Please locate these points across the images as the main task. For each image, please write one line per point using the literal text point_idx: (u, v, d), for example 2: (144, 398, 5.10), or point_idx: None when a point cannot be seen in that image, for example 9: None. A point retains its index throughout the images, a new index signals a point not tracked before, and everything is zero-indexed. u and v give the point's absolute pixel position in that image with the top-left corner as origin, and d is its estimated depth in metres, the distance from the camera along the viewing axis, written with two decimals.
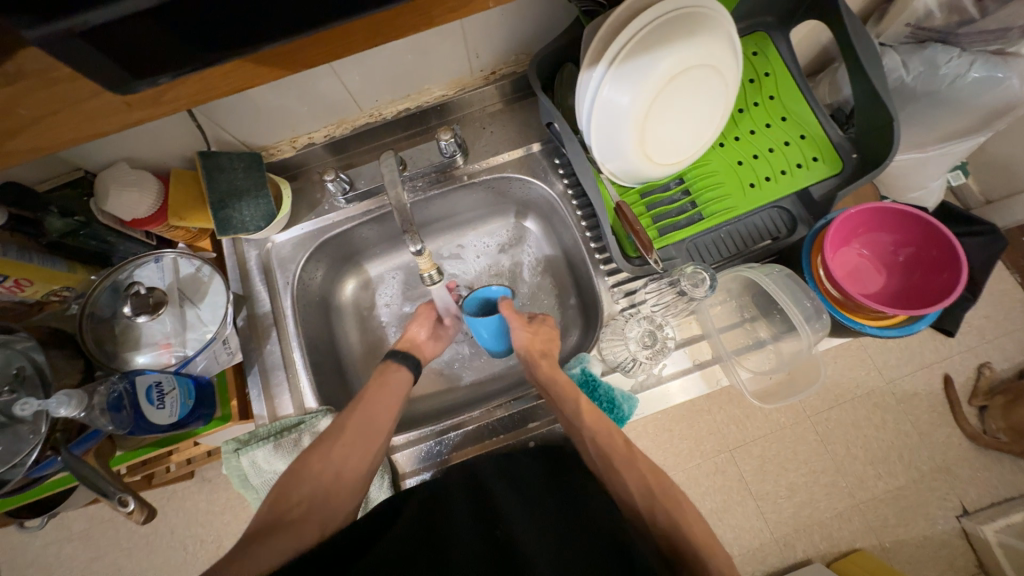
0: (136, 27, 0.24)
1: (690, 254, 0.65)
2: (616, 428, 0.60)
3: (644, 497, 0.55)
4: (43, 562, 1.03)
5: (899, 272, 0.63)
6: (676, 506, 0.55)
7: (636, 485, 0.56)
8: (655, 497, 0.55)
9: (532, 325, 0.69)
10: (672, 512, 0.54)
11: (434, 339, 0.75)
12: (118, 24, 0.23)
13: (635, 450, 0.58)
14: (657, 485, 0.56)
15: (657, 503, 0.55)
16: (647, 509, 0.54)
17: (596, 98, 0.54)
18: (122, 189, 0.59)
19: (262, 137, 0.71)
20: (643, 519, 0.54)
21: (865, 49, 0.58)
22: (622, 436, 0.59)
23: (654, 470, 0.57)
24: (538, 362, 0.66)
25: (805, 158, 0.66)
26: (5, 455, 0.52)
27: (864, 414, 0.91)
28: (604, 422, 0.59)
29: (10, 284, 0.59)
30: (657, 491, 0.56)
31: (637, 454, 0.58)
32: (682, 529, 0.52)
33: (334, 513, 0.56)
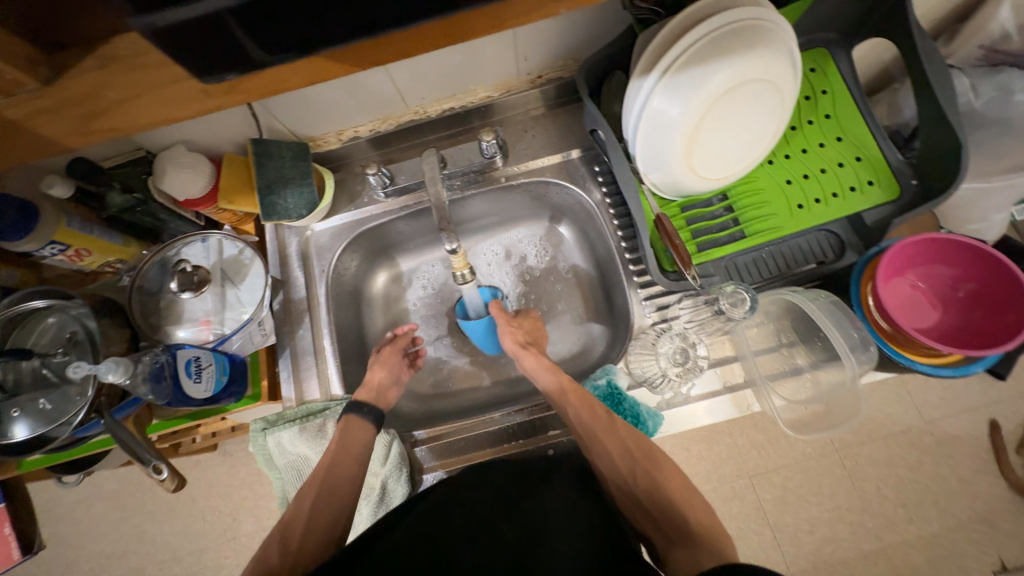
0: (216, 25, 0.25)
1: (728, 272, 0.63)
2: (599, 402, 0.59)
3: (625, 459, 0.54)
4: (74, 516, 1.08)
5: (957, 309, 0.59)
6: (655, 464, 0.54)
7: (616, 448, 0.55)
8: (636, 458, 0.54)
9: (514, 321, 0.71)
10: (652, 473, 0.53)
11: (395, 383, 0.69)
12: (200, 22, 0.24)
13: (617, 424, 0.57)
14: (637, 449, 0.55)
15: (638, 465, 0.54)
16: (629, 470, 0.54)
17: (645, 108, 0.53)
18: (178, 170, 0.62)
19: (310, 128, 0.72)
20: (627, 485, 0.54)
21: (936, 71, 0.55)
22: (602, 408, 0.58)
23: (635, 434, 0.56)
24: (523, 355, 0.66)
25: (859, 181, 0.63)
26: (54, 413, 0.55)
27: (898, 453, 0.86)
28: (589, 401, 0.59)
29: (70, 252, 0.63)
30: (637, 454, 0.54)
31: (616, 423, 0.57)
32: (664, 488, 0.52)
33: (332, 489, 0.58)
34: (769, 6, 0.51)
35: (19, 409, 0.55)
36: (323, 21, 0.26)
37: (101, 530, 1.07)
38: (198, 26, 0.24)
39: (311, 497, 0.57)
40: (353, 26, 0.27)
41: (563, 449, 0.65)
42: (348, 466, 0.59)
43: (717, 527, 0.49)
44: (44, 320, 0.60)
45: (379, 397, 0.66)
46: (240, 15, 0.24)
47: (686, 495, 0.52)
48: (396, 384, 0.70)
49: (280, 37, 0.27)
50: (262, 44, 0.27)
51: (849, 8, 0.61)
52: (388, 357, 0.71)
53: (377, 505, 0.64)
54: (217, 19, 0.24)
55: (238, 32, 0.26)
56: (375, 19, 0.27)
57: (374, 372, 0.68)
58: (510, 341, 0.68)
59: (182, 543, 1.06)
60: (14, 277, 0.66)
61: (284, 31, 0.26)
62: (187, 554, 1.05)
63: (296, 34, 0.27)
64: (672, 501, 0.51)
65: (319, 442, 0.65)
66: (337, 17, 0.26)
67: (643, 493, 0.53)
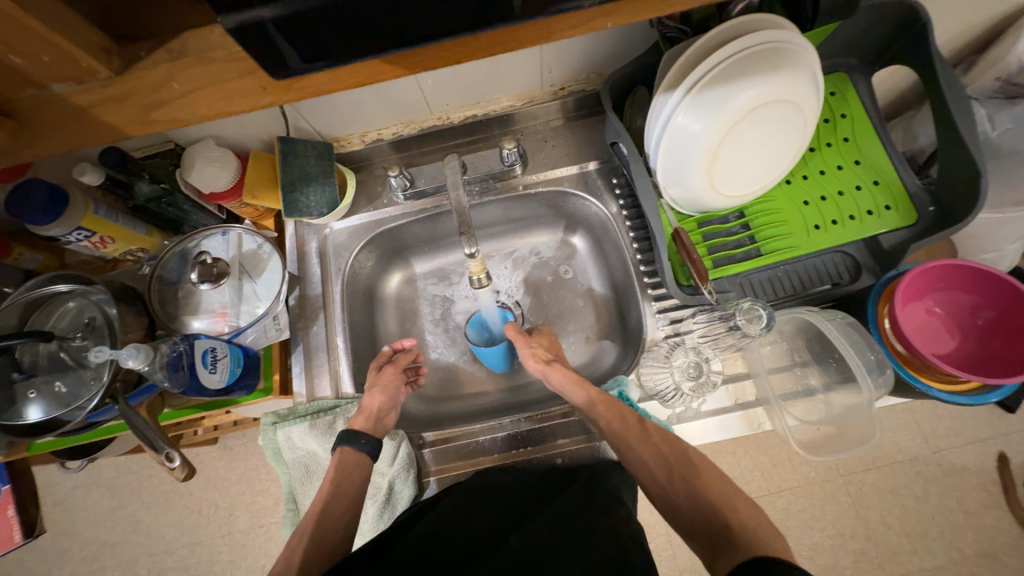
0: (285, 28, 0.26)
1: (743, 289, 0.64)
2: (626, 407, 0.60)
3: (663, 468, 0.54)
4: (71, 503, 1.08)
5: (975, 336, 0.59)
6: (697, 474, 0.53)
7: (653, 458, 0.55)
8: (674, 467, 0.54)
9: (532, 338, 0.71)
10: (694, 479, 0.52)
11: (392, 404, 0.67)
12: (273, 24, 0.25)
13: (650, 430, 0.57)
14: (676, 461, 0.54)
15: (677, 474, 0.53)
16: (669, 481, 0.53)
17: (669, 124, 0.54)
18: (207, 163, 0.64)
19: (335, 129, 0.74)
20: (670, 494, 0.52)
21: (957, 99, 0.56)
22: (631, 415, 0.59)
23: (670, 440, 0.56)
24: (548, 371, 0.66)
25: (876, 205, 0.63)
26: (68, 397, 0.56)
27: (904, 482, 0.85)
28: (616, 409, 0.60)
29: (95, 239, 0.64)
30: (676, 463, 0.54)
31: (650, 430, 0.57)
32: (708, 494, 0.50)
33: (343, 484, 0.59)
34: (795, 30, 0.51)
35: (36, 391, 0.56)
36: (385, 28, 0.27)
37: (97, 519, 1.07)
38: (272, 27, 0.25)
39: (319, 493, 0.58)
40: (413, 34, 0.28)
41: (572, 458, 0.64)
42: (358, 460, 0.60)
43: (764, 530, 0.46)
44: (64, 304, 0.61)
45: (377, 425, 0.64)
46: (311, 17, 0.25)
47: (730, 500, 0.50)
48: (394, 406, 0.68)
49: (344, 41, 0.28)
50: (326, 47, 0.28)
51: (871, 35, 0.62)
52: (388, 378, 0.69)
53: (384, 508, 0.64)
54: (290, 20, 0.25)
55: (305, 33, 0.26)
56: (434, 29, 0.28)
57: (372, 396, 0.66)
58: (532, 359, 0.68)
59: (176, 536, 1.05)
60: (37, 263, 0.70)
61: (347, 35, 0.27)
62: (180, 548, 1.05)
63: (359, 39, 0.28)
64: (716, 505, 0.49)
65: (329, 440, 0.66)
66: (399, 24, 0.27)
67: (686, 502, 0.51)
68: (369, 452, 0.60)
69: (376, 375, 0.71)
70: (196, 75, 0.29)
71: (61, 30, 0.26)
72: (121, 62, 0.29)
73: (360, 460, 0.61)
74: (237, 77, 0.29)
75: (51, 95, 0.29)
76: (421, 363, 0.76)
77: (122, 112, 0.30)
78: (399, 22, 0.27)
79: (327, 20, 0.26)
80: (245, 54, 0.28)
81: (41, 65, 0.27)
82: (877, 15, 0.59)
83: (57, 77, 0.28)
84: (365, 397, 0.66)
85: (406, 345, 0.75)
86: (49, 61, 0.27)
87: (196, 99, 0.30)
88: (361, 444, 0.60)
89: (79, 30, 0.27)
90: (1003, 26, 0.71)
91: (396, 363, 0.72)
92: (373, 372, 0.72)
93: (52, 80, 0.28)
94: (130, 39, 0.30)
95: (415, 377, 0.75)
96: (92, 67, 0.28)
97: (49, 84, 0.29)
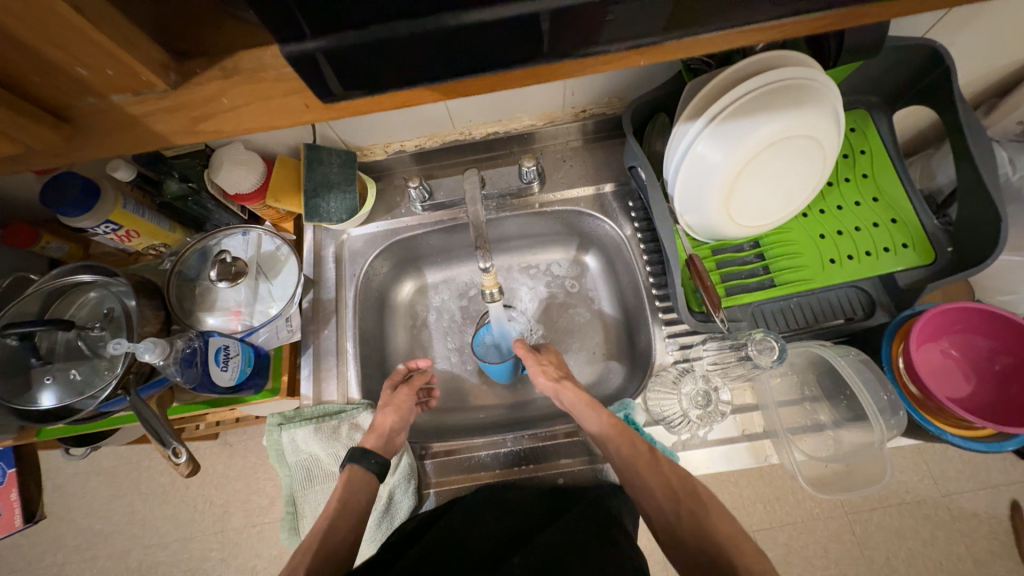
0: (336, 57, 0.27)
1: (755, 319, 0.63)
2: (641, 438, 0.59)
3: (670, 500, 0.54)
4: (69, 489, 1.09)
5: (993, 382, 0.58)
6: (702, 507, 0.53)
7: (660, 485, 0.55)
8: (680, 495, 0.54)
9: (541, 355, 0.71)
10: (699, 514, 0.52)
11: (403, 420, 0.66)
12: (323, 53, 0.26)
13: (660, 458, 0.57)
14: (684, 491, 0.54)
15: (680, 504, 0.54)
16: (673, 511, 0.53)
17: (689, 152, 0.55)
18: (233, 165, 0.65)
19: (359, 138, 0.76)
20: (675, 526, 0.53)
21: (978, 143, 0.56)
22: (642, 443, 0.58)
23: (680, 473, 0.56)
24: (561, 388, 0.66)
25: (893, 243, 0.63)
26: (82, 385, 0.57)
27: (911, 525, 0.83)
28: (627, 434, 0.59)
29: (121, 233, 0.66)
30: (682, 492, 0.54)
31: (660, 459, 0.57)
32: (711, 531, 0.51)
33: (344, 499, 0.59)
34: (817, 68, 0.52)
35: (52, 376, 0.57)
36: (426, 61, 0.29)
37: (94, 507, 1.08)
38: (323, 55, 0.26)
39: (327, 511, 0.58)
40: (451, 66, 0.29)
41: (574, 478, 0.64)
42: (368, 478, 0.60)
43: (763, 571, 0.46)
44: (85, 293, 0.63)
45: (388, 445, 0.63)
46: (359, 49, 0.27)
47: (735, 539, 0.49)
48: (405, 427, 0.67)
49: (388, 73, 0.29)
50: (369, 77, 0.29)
51: (893, 75, 0.63)
52: (403, 398, 0.68)
53: (383, 517, 0.64)
54: (340, 51, 0.27)
55: (352, 64, 0.28)
56: (473, 62, 0.29)
57: (386, 413, 0.65)
58: (542, 377, 0.68)
59: (169, 530, 1.05)
60: (63, 252, 0.72)
61: (391, 67, 0.29)
62: (172, 542, 1.05)
63: (402, 72, 0.29)
64: (717, 543, 0.50)
65: (333, 444, 0.66)
66: (442, 58, 0.29)
67: (688, 533, 0.52)
68: (376, 473, 0.60)
69: (389, 394, 0.69)
70: (246, 92, 0.30)
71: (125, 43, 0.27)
72: (177, 77, 0.30)
73: (369, 478, 0.61)
74: (283, 96, 0.31)
75: (108, 104, 0.30)
76: (434, 386, 0.76)
77: (172, 122, 0.31)
78: (440, 56, 0.28)
79: (374, 52, 0.27)
80: (291, 78, 0.30)
81: (102, 77, 0.28)
82: (898, 58, 0.60)
83: (117, 89, 0.29)
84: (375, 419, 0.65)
85: (422, 365, 0.75)
86: (112, 75, 0.28)
87: (242, 114, 0.32)
88: (370, 463, 0.60)
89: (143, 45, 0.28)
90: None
91: (412, 384, 0.70)
92: (388, 391, 0.70)
93: (112, 91, 0.29)
94: (186, 56, 0.31)
95: (426, 399, 0.74)
96: (151, 81, 0.29)
97: (109, 94, 0.29)
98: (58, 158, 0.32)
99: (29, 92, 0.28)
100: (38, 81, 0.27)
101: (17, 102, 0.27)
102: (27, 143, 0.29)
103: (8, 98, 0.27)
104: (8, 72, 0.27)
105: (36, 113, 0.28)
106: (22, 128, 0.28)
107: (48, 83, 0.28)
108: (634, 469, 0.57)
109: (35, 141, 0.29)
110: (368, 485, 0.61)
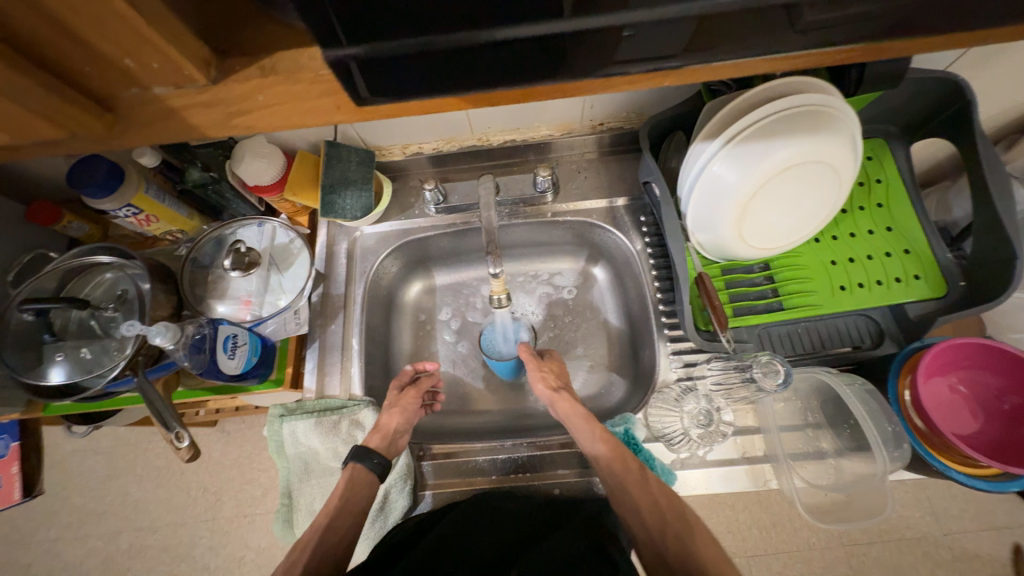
0: (368, 66, 0.28)
1: (761, 341, 0.63)
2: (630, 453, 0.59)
3: (656, 521, 0.54)
4: (67, 466, 1.10)
5: (1000, 421, 0.57)
6: (689, 533, 0.53)
7: (649, 508, 0.55)
8: (668, 521, 0.54)
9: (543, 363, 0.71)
10: (684, 537, 0.53)
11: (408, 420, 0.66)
12: (356, 61, 0.27)
13: (650, 479, 0.56)
14: (672, 516, 0.54)
15: (669, 528, 0.54)
16: (659, 531, 0.54)
17: (704, 171, 0.55)
18: (255, 158, 0.66)
19: (379, 139, 0.77)
20: (659, 549, 0.53)
21: (996, 179, 0.56)
22: (635, 462, 0.57)
23: (668, 493, 0.56)
24: (557, 400, 0.65)
25: (904, 274, 0.63)
26: (91, 363, 0.58)
27: (909, 561, 0.82)
28: (620, 451, 0.58)
29: (140, 217, 0.67)
30: (670, 516, 0.54)
31: (649, 479, 0.56)
32: (695, 558, 0.51)
33: (344, 497, 0.59)
34: (837, 96, 0.53)
35: (63, 354, 0.58)
36: (453, 73, 0.29)
37: (90, 486, 1.09)
38: (355, 63, 0.27)
39: (326, 508, 0.58)
40: (478, 78, 0.30)
41: (570, 490, 0.64)
42: (368, 477, 0.60)
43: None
44: (101, 274, 0.64)
45: (391, 447, 0.63)
46: (390, 58, 0.27)
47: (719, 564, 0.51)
48: (409, 429, 0.67)
49: (418, 82, 0.30)
50: (397, 84, 0.30)
51: (913, 107, 0.63)
52: (409, 401, 0.68)
53: (377, 516, 0.64)
54: (372, 59, 0.27)
55: (382, 72, 0.29)
56: (500, 75, 0.30)
57: (391, 415, 0.65)
58: (541, 387, 0.68)
59: (162, 514, 1.06)
60: (82, 232, 0.73)
61: (420, 76, 0.29)
62: (163, 527, 1.05)
63: (431, 81, 0.30)
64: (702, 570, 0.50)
65: (332, 439, 0.66)
66: (470, 70, 0.29)
67: (673, 558, 0.52)
68: (378, 475, 0.60)
69: (396, 395, 0.69)
70: (282, 91, 0.31)
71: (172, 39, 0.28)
72: (218, 73, 0.31)
73: (369, 479, 0.60)
74: (316, 97, 0.31)
75: (149, 96, 0.31)
76: (440, 389, 0.77)
77: (206, 115, 0.32)
78: (468, 69, 0.29)
79: (405, 61, 0.28)
80: (323, 80, 0.31)
81: (146, 69, 0.29)
82: (919, 90, 0.60)
83: (160, 81, 0.30)
84: (379, 418, 0.66)
85: (430, 368, 0.74)
86: (157, 67, 0.29)
87: (275, 112, 0.33)
88: (373, 463, 0.60)
89: (188, 41, 0.29)
90: None
91: (418, 386, 0.70)
92: (395, 392, 0.70)
93: (155, 84, 0.30)
94: (227, 54, 0.31)
95: (431, 402, 0.74)
96: (193, 76, 0.30)
97: (152, 86, 0.30)
98: (97, 145, 0.33)
99: (76, 81, 0.29)
100: (88, 72, 0.28)
101: (65, 88, 0.28)
102: (70, 128, 0.30)
103: (57, 84, 0.28)
104: (60, 60, 0.27)
105: (81, 100, 0.29)
106: (66, 114, 0.29)
107: (96, 73, 0.28)
108: (629, 485, 0.56)
109: (78, 126, 0.30)
110: (368, 485, 0.60)
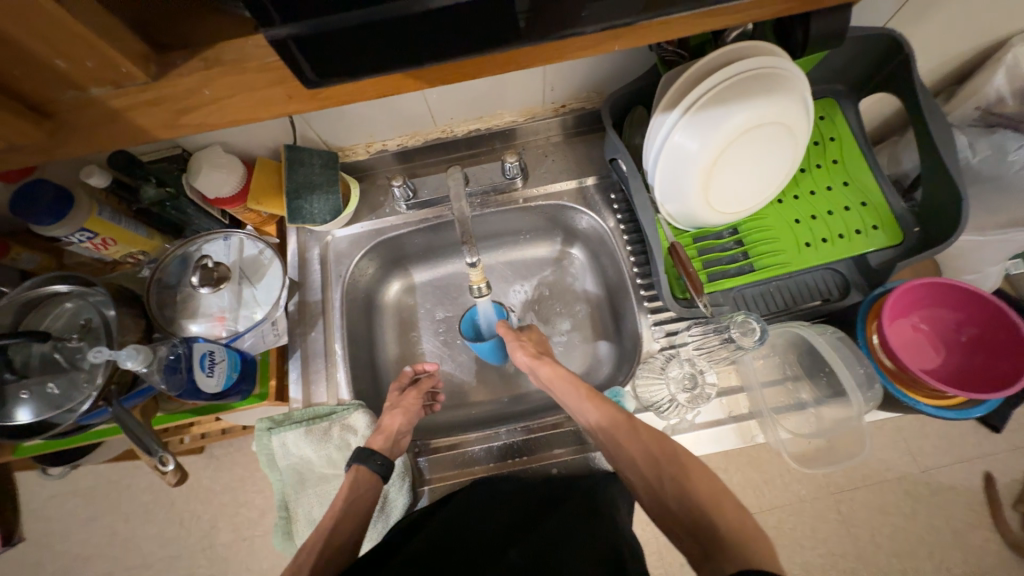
0: (315, 42, 0.27)
1: (736, 303, 0.66)
2: (618, 406, 0.58)
3: (653, 467, 0.52)
4: (47, 512, 1.05)
5: (960, 352, 0.61)
6: (685, 471, 0.50)
7: (642, 454, 0.53)
8: (662, 465, 0.51)
9: (522, 335, 0.71)
10: (681, 479, 0.50)
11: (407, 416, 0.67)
12: (302, 38, 0.26)
13: (638, 427, 0.55)
14: (667, 459, 0.52)
15: (666, 475, 0.51)
16: (658, 479, 0.51)
17: (666, 142, 0.56)
18: (212, 170, 0.64)
19: (342, 139, 0.75)
20: (657, 492, 0.51)
21: (938, 125, 0.58)
22: (623, 412, 0.57)
23: (659, 438, 0.54)
24: (539, 365, 0.66)
25: (863, 225, 0.66)
26: (60, 399, 0.55)
27: (892, 500, 0.86)
28: (607, 409, 0.57)
29: (97, 241, 0.65)
30: (664, 461, 0.52)
31: (638, 428, 0.55)
32: (693, 495, 0.48)
33: (354, 503, 0.58)
34: (784, 57, 0.54)
35: (29, 392, 0.55)
36: (403, 46, 0.29)
37: (73, 530, 1.04)
38: (297, 42, 0.26)
39: (330, 511, 0.58)
40: (429, 50, 0.29)
41: (569, 468, 0.64)
42: (371, 478, 0.60)
43: (754, 542, 0.43)
44: (61, 304, 0.60)
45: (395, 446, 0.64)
46: (335, 33, 0.27)
47: (716, 500, 0.47)
48: (411, 429, 0.68)
49: (362, 61, 0.29)
50: (342, 63, 0.29)
51: (858, 63, 0.66)
52: (410, 402, 0.68)
53: (378, 516, 0.63)
54: (316, 37, 0.26)
55: (329, 51, 0.28)
56: (452, 44, 0.29)
57: (393, 416, 0.66)
58: (523, 355, 0.68)
59: (154, 549, 1.02)
60: (34, 263, 0.70)
61: (368, 52, 0.29)
62: (156, 561, 1.02)
63: (381, 58, 0.29)
64: (701, 503, 0.47)
65: (325, 447, 0.65)
66: (421, 42, 0.29)
67: (671, 498, 0.49)
68: (382, 475, 0.60)
69: (398, 397, 0.70)
70: (229, 83, 0.31)
71: (104, 35, 0.27)
72: (158, 67, 0.30)
73: (373, 479, 0.60)
74: (267, 86, 0.31)
75: (87, 98, 0.30)
76: (439, 388, 0.76)
77: (154, 116, 0.31)
78: (419, 41, 0.29)
79: (352, 35, 0.27)
80: (271, 68, 0.30)
81: (82, 69, 0.28)
82: (862, 47, 0.63)
83: (96, 80, 0.29)
84: (381, 421, 0.66)
85: (429, 369, 0.75)
86: (93, 66, 0.28)
87: (226, 106, 0.31)
88: (375, 464, 0.60)
89: (120, 38, 0.28)
90: (979, 60, 0.75)
91: (419, 386, 0.71)
92: (395, 394, 0.71)
93: (91, 84, 0.29)
94: (167, 49, 0.31)
95: (431, 403, 0.74)
96: (131, 73, 0.29)
97: (88, 87, 0.29)
98: (43, 155, 0.32)
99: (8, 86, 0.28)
100: (18, 75, 0.27)
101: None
102: (8, 138, 0.29)
103: None
104: None
105: (13, 106, 0.28)
106: (4, 123, 0.28)
107: (27, 75, 0.27)
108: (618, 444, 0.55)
109: (15, 135, 0.29)
110: (375, 487, 0.60)
